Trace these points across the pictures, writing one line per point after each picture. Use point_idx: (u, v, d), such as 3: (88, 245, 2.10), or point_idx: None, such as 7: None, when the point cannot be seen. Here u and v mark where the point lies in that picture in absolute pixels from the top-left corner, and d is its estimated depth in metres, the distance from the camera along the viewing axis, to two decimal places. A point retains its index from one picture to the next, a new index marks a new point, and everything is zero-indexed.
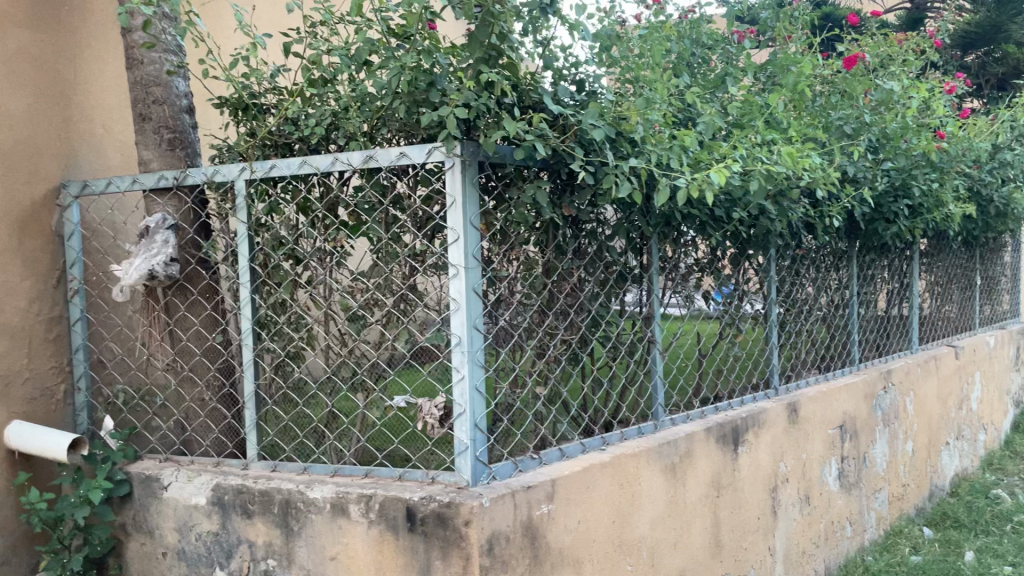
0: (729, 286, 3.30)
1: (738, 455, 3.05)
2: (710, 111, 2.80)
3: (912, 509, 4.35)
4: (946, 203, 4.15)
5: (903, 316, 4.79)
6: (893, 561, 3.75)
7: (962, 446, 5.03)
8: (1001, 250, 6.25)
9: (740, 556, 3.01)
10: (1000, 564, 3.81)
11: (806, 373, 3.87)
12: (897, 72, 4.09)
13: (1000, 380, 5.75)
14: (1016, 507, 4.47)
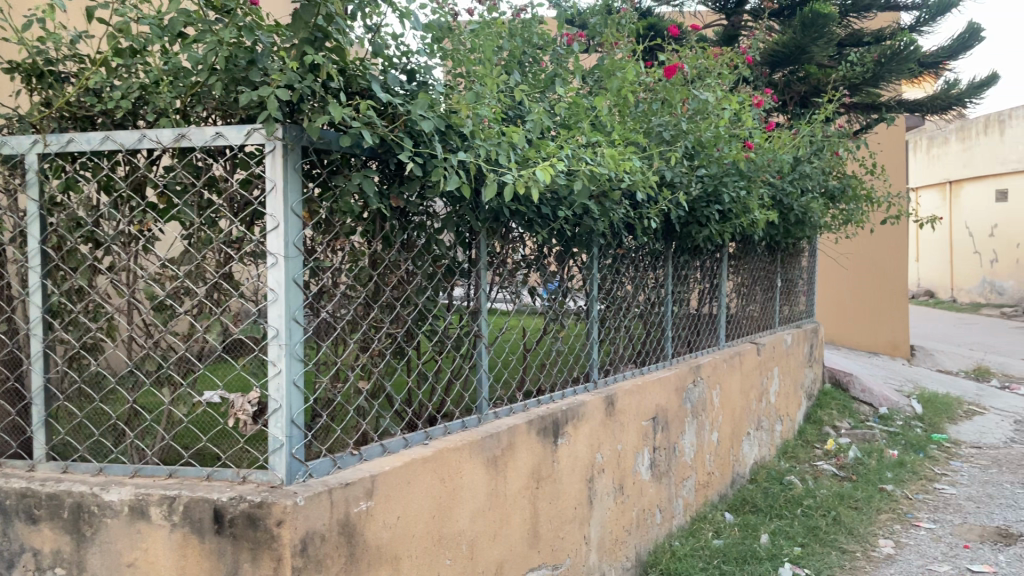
0: (554, 283, 3.38)
1: (558, 447, 3.12)
2: (538, 111, 2.80)
3: (716, 496, 4.64)
4: (752, 210, 4.46)
5: (713, 314, 5.10)
6: (697, 546, 3.99)
7: (761, 436, 5.43)
8: (798, 255, 6.81)
9: (556, 545, 3.09)
10: (790, 546, 4.16)
11: (623, 367, 4.03)
12: (712, 84, 4.34)
13: (794, 374, 6.26)
14: (805, 492, 4.89)
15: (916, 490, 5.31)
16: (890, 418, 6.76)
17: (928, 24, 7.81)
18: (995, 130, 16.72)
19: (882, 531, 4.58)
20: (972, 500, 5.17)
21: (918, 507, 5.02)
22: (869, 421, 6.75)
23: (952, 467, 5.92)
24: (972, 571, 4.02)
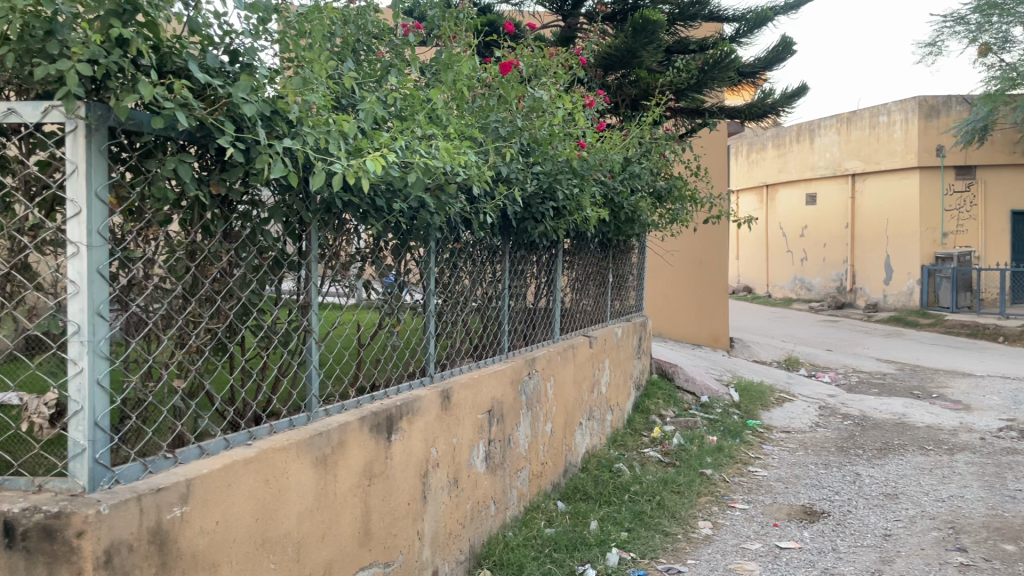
0: (390, 277, 3.33)
1: (391, 443, 3.08)
2: (371, 101, 2.73)
3: (548, 485, 4.74)
4: (585, 207, 4.59)
5: (547, 307, 5.21)
6: (530, 535, 4.07)
7: (593, 425, 5.61)
8: (629, 252, 7.09)
9: (388, 542, 3.05)
10: (618, 531, 4.33)
11: (460, 361, 4.03)
12: (547, 83, 4.44)
13: (624, 366, 6.51)
14: (632, 479, 5.10)
15: (733, 473, 5.67)
16: (711, 406, 7.17)
17: (747, 36, 8.32)
18: (805, 139, 18.13)
19: (701, 513, 4.85)
20: (782, 481, 5.59)
21: (734, 490, 5.36)
22: (691, 409, 7.12)
23: (765, 450, 6.37)
24: (780, 547, 4.34)
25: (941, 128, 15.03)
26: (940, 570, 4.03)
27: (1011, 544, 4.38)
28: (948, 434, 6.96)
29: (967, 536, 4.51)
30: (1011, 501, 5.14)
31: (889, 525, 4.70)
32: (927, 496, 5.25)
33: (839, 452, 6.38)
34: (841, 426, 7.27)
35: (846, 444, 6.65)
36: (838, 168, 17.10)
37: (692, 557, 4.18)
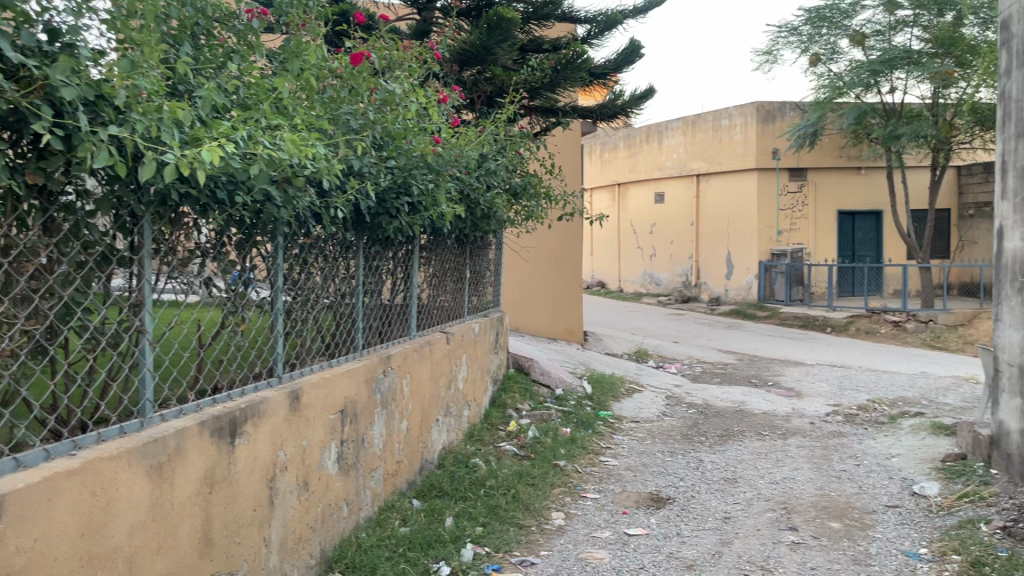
0: (234, 273, 3.18)
1: (235, 447, 2.94)
2: (208, 87, 2.59)
3: (404, 483, 4.69)
4: (440, 203, 4.56)
5: (403, 304, 5.14)
6: (384, 535, 4.01)
7: (449, 421, 5.59)
8: (485, 247, 7.12)
9: (231, 551, 2.91)
10: (472, 526, 4.34)
11: (311, 360, 3.91)
12: (400, 76, 4.39)
13: (481, 361, 6.54)
14: (488, 473, 5.13)
15: (585, 463, 5.81)
16: (565, 399, 7.32)
17: (598, 38, 8.53)
18: (654, 140, 18.84)
19: (554, 504, 4.95)
20: (631, 469, 5.79)
21: (586, 480, 5.50)
22: (546, 402, 7.24)
23: (615, 440, 6.58)
24: (628, 534, 4.49)
25: (776, 132, 15.99)
26: (774, 548, 4.30)
27: (835, 521, 4.73)
28: (781, 419, 7.43)
29: (797, 515, 4.83)
30: (836, 481, 5.56)
31: (728, 508, 4.96)
32: (762, 479, 5.59)
33: (684, 440, 6.68)
34: (686, 415, 7.61)
35: (691, 431, 6.98)
36: (684, 168, 17.89)
37: (545, 548, 4.26)
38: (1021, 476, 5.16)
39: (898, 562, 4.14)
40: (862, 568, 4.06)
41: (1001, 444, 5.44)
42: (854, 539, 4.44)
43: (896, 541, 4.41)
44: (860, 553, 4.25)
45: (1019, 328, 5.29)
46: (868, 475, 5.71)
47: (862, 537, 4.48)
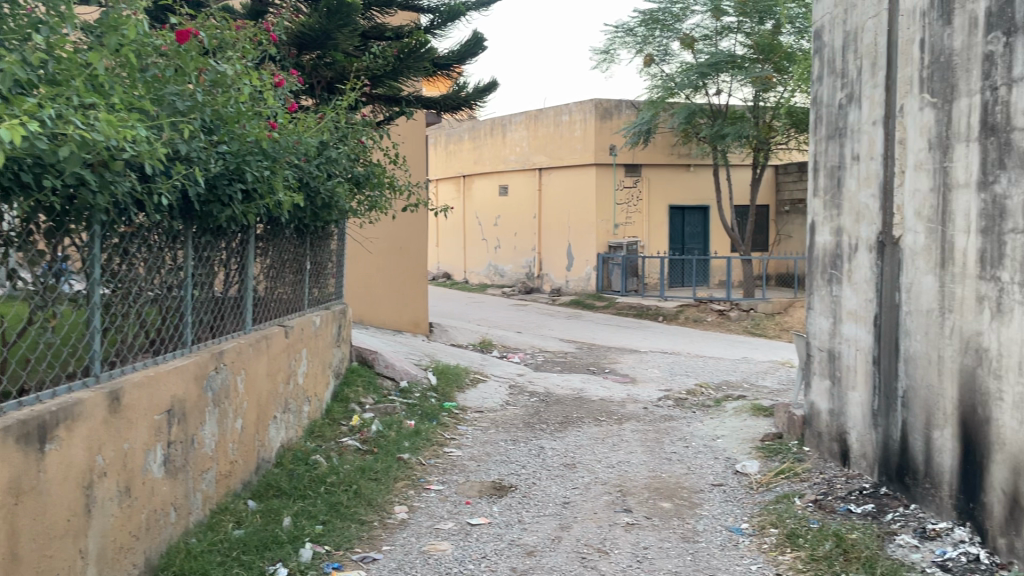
0: (42, 264, 2.91)
1: (45, 454, 2.71)
2: (9, 61, 2.37)
3: (238, 484, 4.49)
4: (277, 191, 4.38)
5: (237, 297, 4.90)
6: (215, 540, 3.82)
7: (288, 418, 5.40)
8: (326, 238, 6.92)
9: (41, 567, 2.68)
10: (312, 525, 4.22)
11: (134, 358, 3.65)
12: (231, 57, 4.18)
13: (322, 355, 6.36)
14: (329, 470, 5.00)
15: (428, 455, 5.80)
16: (409, 391, 7.26)
17: (441, 28, 8.49)
18: (497, 133, 19.03)
19: (397, 498, 4.90)
20: (474, 459, 5.82)
21: (430, 471, 5.49)
22: (390, 394, 7.15)
23: (459, 431, 6.60)
24: (471, 524, 4.52)
25: (613, 129, 16.49)
26: (610, 531, 4.46)
27: (666, 501, 4.97)
28: (618, 405, 7.72)
29: (632, 497, 5.04)
30: (667, 462, 5.84)
31: (568, 493, 5.10)
32: (600, 463, 5.78)
33: (526, 428, 6.80)
34: (529, 404, 7.75)
35: (532, 419, 7.11)
36: (527, 162, 18.20)
37: (387, 543, 4.21)
38: (829, 451, 5.64)
39: (723, 537, 4.40)
40: (691, 545, 4.29)
41: (812, 423, 5.92)
42: (683, 518, 4.69)
43: (721, 518, 4.70)
44: (688, 531, 4.48)
45: (828, 316, 5.76)
46: (697, 456, 6.03)
47: (690, 516, 4.73)
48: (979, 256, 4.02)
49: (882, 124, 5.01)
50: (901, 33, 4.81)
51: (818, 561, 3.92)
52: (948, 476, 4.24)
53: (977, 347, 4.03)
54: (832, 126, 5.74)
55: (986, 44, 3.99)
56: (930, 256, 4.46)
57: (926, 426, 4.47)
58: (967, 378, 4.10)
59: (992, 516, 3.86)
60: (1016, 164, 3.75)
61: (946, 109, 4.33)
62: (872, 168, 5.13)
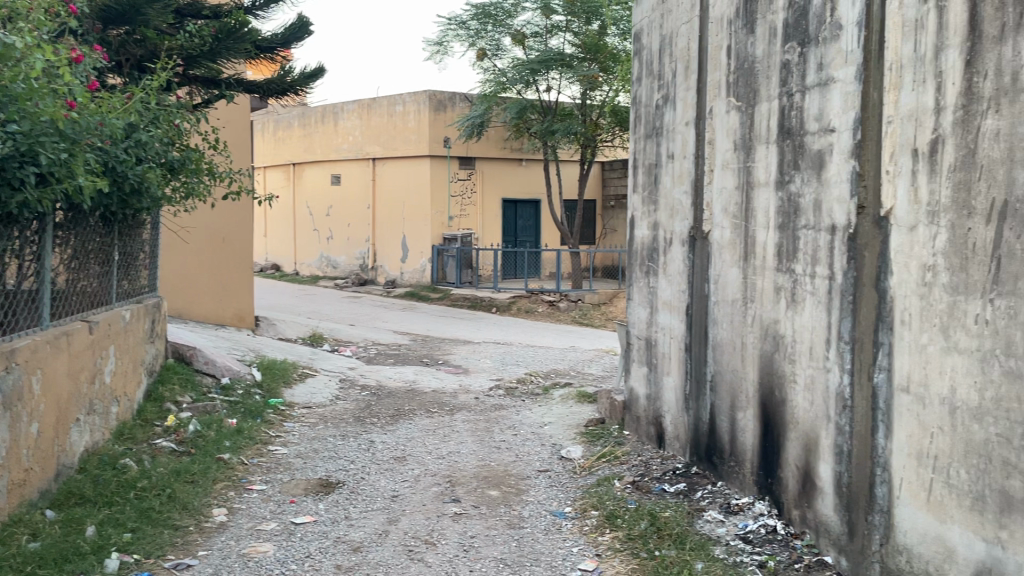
0: None
1: None
2: None
3: (34, 494, 4.12)
4: (78, 175, 4.05)
5: (33, 291, 4.50)
6: (7, 554, 3.49)
7: (93, 420, 5.01)
8: (137, 227, 6.48)
9: None
10: (119, 533, 3.95)
11: None
12: (22, 28, 3.82)
13: (133, 352, 5.96)
14: (139, 474, 4.69)
15: (251, 455, 5.57)
16: (231, 388, 6.94)
17: (263, 10, 8.16)
18: (329, 121, 18.54)
19: (216, 500, 4.68)
20: (300, 456, 5.66)
21: (252, 471, 5.29)
22: (211, 392, 6.79)
23: (285, 428, 6.39)
24: (294, 523, 4.39)
25: (447, 121, 16.50)
26: (437, 521, 4.48)
27: (494, 489, 5.05)
28: (449, 396, 7.75)
29: (461, 487, 5.08)
30: (496, 451, 5.93)
31: (396, 486, 5.07)
32: (429, 455, 5.78)
33: (356, 423, 6.69)
34: (359, 398, 7.63)
35: (362, 414, 7.00)
36: (360, 152, 17.87)
37: (204, 548, 4.01)
38: (646, 434, 5.94)
39: (547, 522, 4.53)
40: (516, 532, 4.38)
41: (632, 408, 6.21)
42: (509, 505, 4.78)
43: (546, 503, 4.82)
44: (514, 518, 4.58)
45: (646, 305, 6.05)
46: (525, 444, 6.17)
47: (516, 503, 4.83)
48: (777, 250, 4.34)
49: (694, 125, 5.31)
50: (710, 39, 5.11)
51: (634, 540, 4.12)
52: (749, 454, 4.58)
53: (774, 334, 4.36)
54: (651, 125, 6.03)
55: (783, 53, 4.31)
56: (735, 249, 4.77)
57: (731, 408, 4.80)
58: (766, 363, 4.42)
59: (787, 490, 4.20)
60: (808, 165, 4.07)
61: (749, 112, 4.65)
62: (685, 166, 5.43)
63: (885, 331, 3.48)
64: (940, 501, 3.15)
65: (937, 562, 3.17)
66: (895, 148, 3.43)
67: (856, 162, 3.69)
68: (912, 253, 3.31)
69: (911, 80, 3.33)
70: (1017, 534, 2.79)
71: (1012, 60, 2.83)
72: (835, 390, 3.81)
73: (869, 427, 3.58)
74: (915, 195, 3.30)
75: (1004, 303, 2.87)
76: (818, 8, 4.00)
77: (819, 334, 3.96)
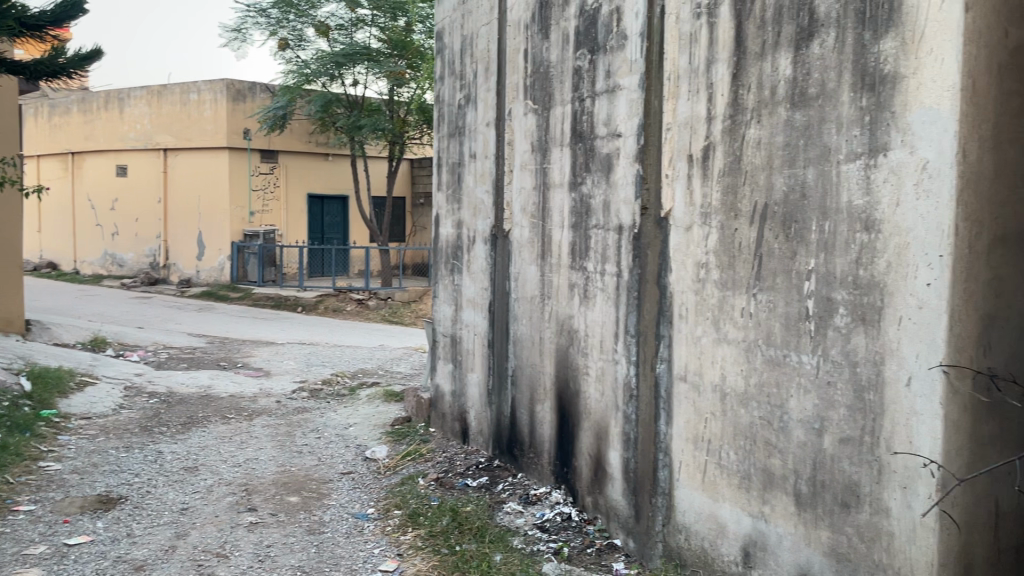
0: None
1: None
2: None
3: None
4: None
5: None
6: None
7: None
8: None
9: None
10: None
11: None
12: None
13: None
14: None
15: (18, 473, 5.05)
16: None
17: None
18: (113, 108, 17.16)
19: None
20: (77, 472, 5.20)
21: (19, 491, 4.79)
22: None
23: (60, 442, 5.84)
24: (67, 545, 4.02)
25: (246, 113, 15.77)
26: (231, 533, 4.27)
27: (293, 495, 4.89)
28: (248, 401, 7.42)
29: (257, 495, 4.88)
30: (296, 456, 5.75)
31: (186, 498, 4.79)
32: (224, 463, 5.51)
33: (143, 433, 6.24)
34: (147, 405, 7.13)
35: (150, 423, 6.54)
36: (150, 142, 16.69)
37: None
38: (451, 431, 6.00)
39: (348, 525, 4.45)
40: (315, 537, 4.27)
41: (438, 405, 6.25)
42: (309, 511, 4.65)
43: (347, 506, 4.74)
44: (314, 523, 4.46)
45: (450, 303, 6.10)
46: (327, 446, 6.03)
47: (317, 507, 4.70)
48: (571, 248, 4.51)
49: (494, 126, 5.42)
50: (508, 42, 5.22)
51: (435, 537, 4.14)
52: (547, 445, 4.74)
53: (569, 329, 4.53)
54: (453, 125, 6.08)
55: (575, 59, 4.48)
56: (533, 247, 4.91)
57: (530, 401, 4.94)
58: (562, 357, 4.59)
59: (581, 478, 4.38)
60: (598, 167, 4.26)
61: (545, 115, 4.79)
62: (486, 166, 5.52)
63: (666, 325, 3.71)
64: (713, 481, 3.40)
65: (710, 538, 3.42)
66: (673, 154, 3.67)
67: (640, 166, 3.91)
68: (689, 252, 3.55)
69: (687, 90, 3.57)
70: (777, 507, 3.06)
71: (770, 75, 3.10)
72: (623, 381, 4.02)
73: (652, 415, 3.80)
74: (691, 197, 3.54)
75: (765, 297, 3.13)
76: (606, 18, 4.19)
77: (609, 328, 4.15)
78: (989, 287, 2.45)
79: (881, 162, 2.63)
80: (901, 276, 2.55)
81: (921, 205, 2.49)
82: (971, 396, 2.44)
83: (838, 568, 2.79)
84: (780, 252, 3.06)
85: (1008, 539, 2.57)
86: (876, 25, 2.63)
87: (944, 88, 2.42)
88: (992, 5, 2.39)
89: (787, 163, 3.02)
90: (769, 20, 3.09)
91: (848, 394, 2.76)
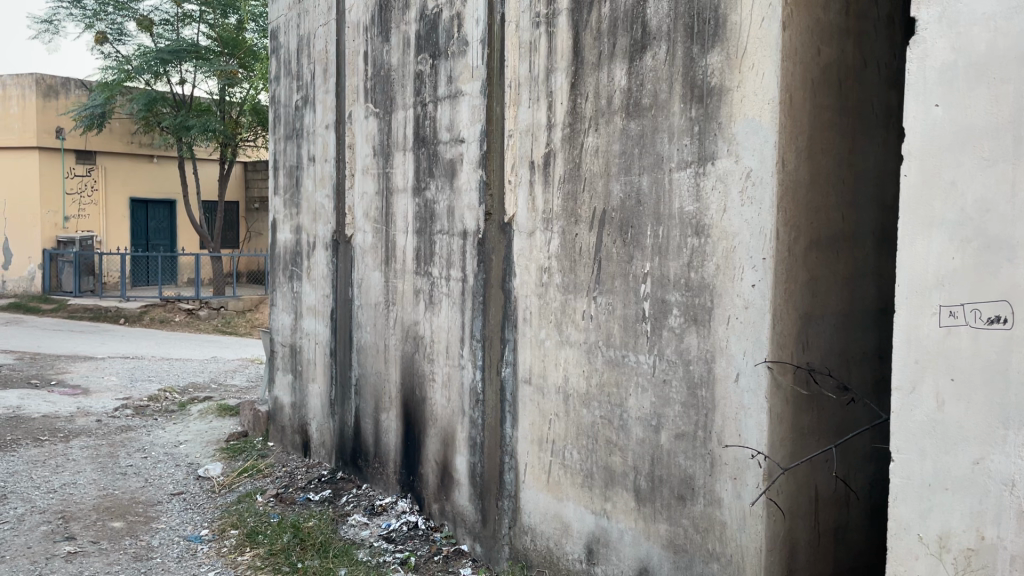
0: None
1: None
2: None
3: None
4: None
5: None
6: None
7: None
8: None
9: None
10: None
11: None
12: None
13: None
14: None
15: None
16: None
17: None
18: None
19: None
20: None
21: None
22: None
23: None
24: None
25: (59, 110, 14.55)
26: (45, 565, 3.91)
27: (117, 521, 4.54)
28: (64, 421, 6.83)
29: (76, 522, 4.50)
30: (121, 478, 5.35)
31: None
32: (38, 490, 5.04)
33: None
34: None
35: None
36: None
37: None
38: (292, 444, 5.80)
39: (179, 549, 4.18)
40: (143, 564, 3.99)
41: (277, 417, 6.03)
42: (135, 536, 4.33)
43: (178, 528, 4.46)
44: (141, 549, 4.17)
45: (289, 311, 5.90)
46: (155, 466, 5.65)
47: (144, 532, 4.40)
48: (415, 253, 4.47)
49: (334, 128, 5.28)
50: (347, 43, 5.10)
51: (275, 555, 3.97)
52: (392, 453, 4.67)
53: (414, 335, 4.48)
54: (290, 126, 5.89)
55: (416, 63, 4.44)
56: (376, 253, 4.83)
57: (374, 410, 4.85)
58: (407, 364, 4.53)
59: (427, 484, 4.35)
60: (441, 173, 4.25)
61: (386, 118, 4.73)
62: (326, 169, 5.38)
63: (511, 329, 3.76)
64: (557, 481, 3.47)
65: (555, 538, 3.48)
66: (516, 160, 3.71)
67: (483, 172, 3.93)
68: (532, 257, 3.60)
69: (528, 97, 3.63)
70: (618, 504, 3.16)
71: (606, 84, 3.20)
72: (469, 385, 4.03)
73: (498, 418, 3.82)
74: (533, 204, 3.59)
75: (605, 299, 3.22)
76: (447, 22, 4.19)
77: (454, 334, 4.15)
78: (806, 288, 2.62)
79: (709, 170, 2.77)
80: (729, 278, 2.70)
81: (746, 210, 2.63)
82: (792, 390, 2.60)
83: (675, 559, 2.91)
84: (618, 256, 3.16)
85: (826, 521, 2.76)
86: (704, 40, 2.77)
87: (765, 101, 2.56)
88: (807, 25, 2.56)
89: (623, 170, 3.13)
90: (605, 32, 3.19)
91: (682, 391, 2.89)
